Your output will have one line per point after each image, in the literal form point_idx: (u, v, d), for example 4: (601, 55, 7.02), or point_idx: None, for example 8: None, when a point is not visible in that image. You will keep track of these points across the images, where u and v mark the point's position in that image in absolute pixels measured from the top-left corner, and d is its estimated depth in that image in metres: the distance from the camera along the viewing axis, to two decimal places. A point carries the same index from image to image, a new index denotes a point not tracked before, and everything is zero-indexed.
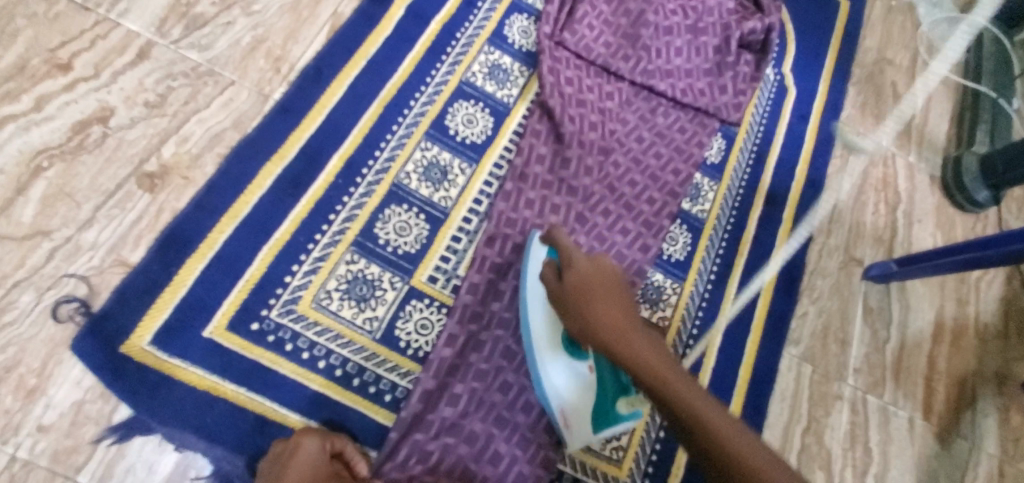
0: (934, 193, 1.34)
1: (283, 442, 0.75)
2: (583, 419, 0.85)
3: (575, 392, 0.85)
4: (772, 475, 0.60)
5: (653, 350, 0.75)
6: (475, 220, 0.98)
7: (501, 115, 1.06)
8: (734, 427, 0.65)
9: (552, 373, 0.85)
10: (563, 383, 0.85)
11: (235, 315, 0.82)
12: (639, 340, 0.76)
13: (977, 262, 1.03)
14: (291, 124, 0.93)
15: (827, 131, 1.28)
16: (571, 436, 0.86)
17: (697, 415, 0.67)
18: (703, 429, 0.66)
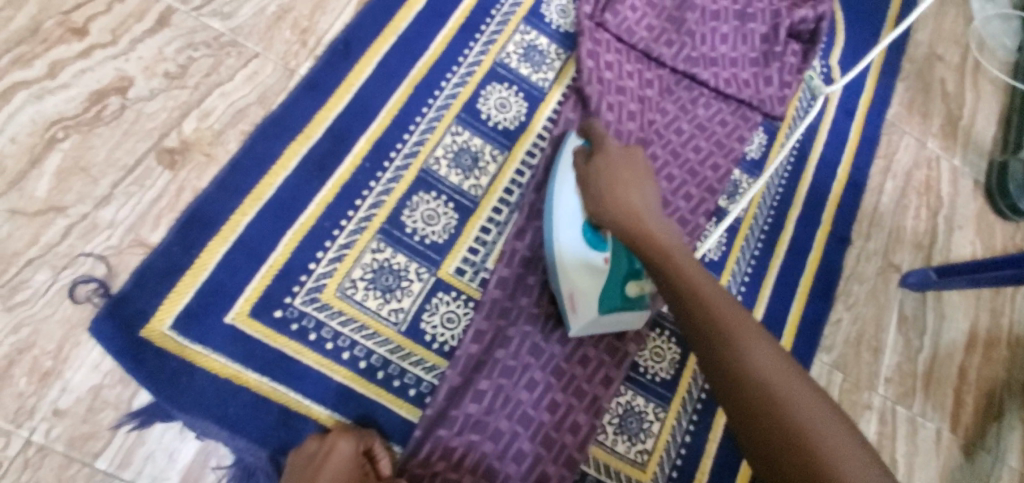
0: (976, 198, 1.29)
1: (319, 441, 0.75)
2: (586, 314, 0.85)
3: (586, 275, 0.85)
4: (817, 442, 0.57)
5: (671, 245, 0.76)
6: (506, 211, 0.93)
7: (536, 99, 1.00)
8: (743, 327, 0.67)
9: (564, 251, 0.86)
10: (574, 265, 0.85)
11: (257, 302, 0.79)
12: (658, 228, 0.79)
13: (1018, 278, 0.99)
14: (317, 102, 0.89)
15: (872, 129, 1.22)
16: (575, 320, 0.86)
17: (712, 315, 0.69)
18: (714, 331, 0.68)
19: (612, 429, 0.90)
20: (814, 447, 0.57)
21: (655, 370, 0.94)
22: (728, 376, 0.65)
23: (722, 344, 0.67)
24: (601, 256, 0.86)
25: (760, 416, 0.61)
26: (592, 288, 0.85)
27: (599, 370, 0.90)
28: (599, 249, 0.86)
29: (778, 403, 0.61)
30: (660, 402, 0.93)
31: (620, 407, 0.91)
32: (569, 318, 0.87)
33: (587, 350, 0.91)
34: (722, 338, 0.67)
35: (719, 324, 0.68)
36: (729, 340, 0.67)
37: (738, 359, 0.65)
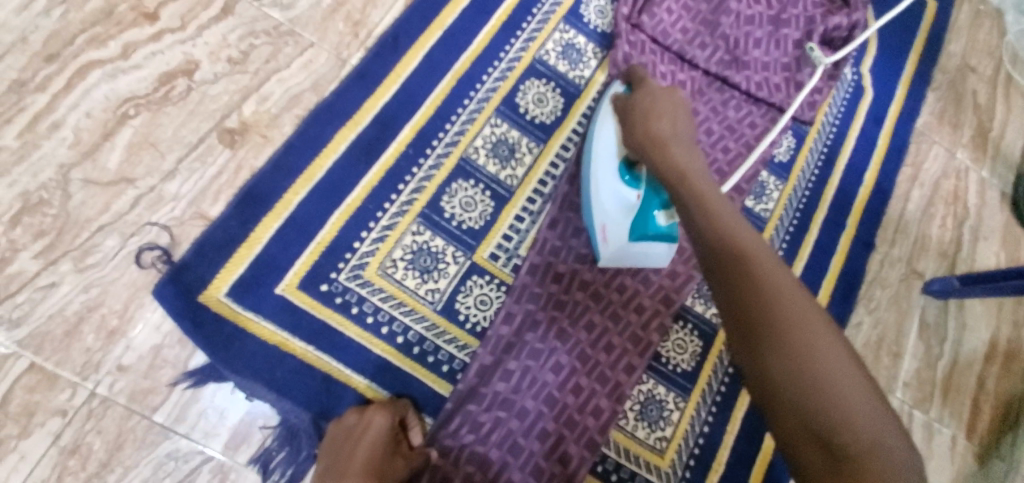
0: (1004, 210, 1.29)
1: (356, 415, 0.79)
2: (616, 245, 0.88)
3: (616, 205, 0.88)
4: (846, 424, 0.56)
5: (722, 208, 0.74)
6: (539, 201, 0.98)
7: (572, 96, 1.04)
8: (829, 349, 0.61)
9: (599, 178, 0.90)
10: (604, 189, 0.89)
11: (305, 276, 0.85)
12: (722, 207, 0.75)
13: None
14: (366, 90, 0.94)
15: (901, 137, 1.24)
16: (605, 249, 0.91)
17: (789, 325, 0.63)
18: (788, 344, 0.61)
19: (633, 416, 0.93)
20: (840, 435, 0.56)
21: (676, 361, 0.97)
22: (800, 398, 0.59)
23: (796, 361, 0.61)
24: (633, 192, 0.87)
25: (835, 447, 0.56)
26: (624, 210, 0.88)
27: (623, 358, 0.94)
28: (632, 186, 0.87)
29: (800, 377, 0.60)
30: (680, 392, 0.96)
31: (642, 395, 0.94)
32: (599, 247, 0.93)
33: (613, 338, 0.94)
34: (800, 354, 0.61)
35: (799, 340, 0.62)
36: (812, 356, 0.60)
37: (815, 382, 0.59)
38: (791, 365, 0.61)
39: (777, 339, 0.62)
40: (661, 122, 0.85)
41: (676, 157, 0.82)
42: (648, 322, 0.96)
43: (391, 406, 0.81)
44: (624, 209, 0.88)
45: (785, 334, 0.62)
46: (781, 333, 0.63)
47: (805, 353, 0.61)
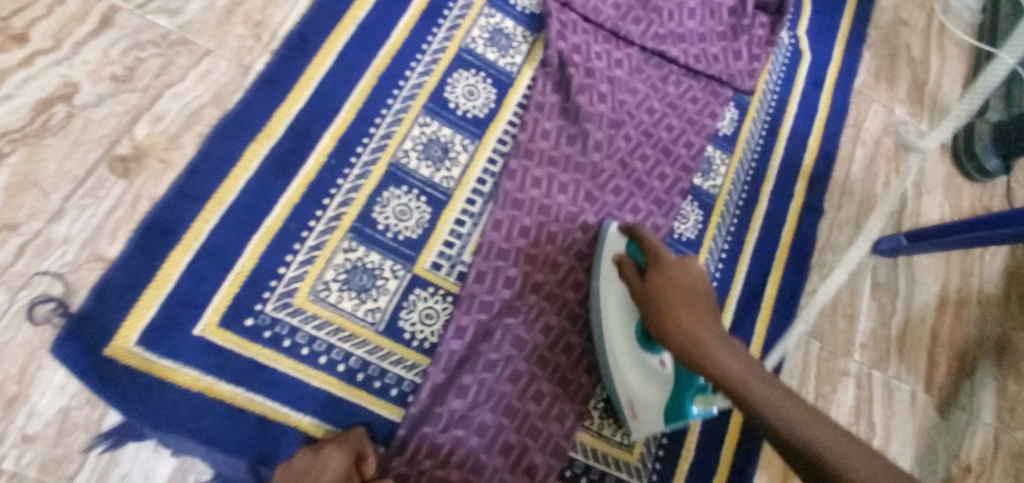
0: (944, 162, 1.31)
1: (310, 456, 0.73)
2: (633, 353, 0.85)
3: (642, 379, 0.85)
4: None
5: (699, 311, 0.78)
6: (479, 202, 0.92)
7: (504, 85, 0.98)
8: (869, 458, 0.60)
9: (620, 369, 0.86)
10: (631, 376, 0.86)
11: (227, 311, 0.77)
12: (713, 335, 0.76)
13: (983, 241, 1.01)
14: (276, 99, 0.85)
15: (841, 98, 1.23)
16: (636, 426, 0.87)
17: (819, 440, 0.63)
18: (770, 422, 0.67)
19: (598, 413, 0.91)
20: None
21: None
22: None
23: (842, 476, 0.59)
24: (657, 359, 0.84)
25: None
26: (640, 357, 0.85)
27: (583, 357, 0.91)
28: (656, 351, 0.84)
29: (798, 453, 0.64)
30: None
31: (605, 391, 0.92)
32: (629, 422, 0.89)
33: (570, 338, 0.91)
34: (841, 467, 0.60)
35: (835, 453, 0.61)
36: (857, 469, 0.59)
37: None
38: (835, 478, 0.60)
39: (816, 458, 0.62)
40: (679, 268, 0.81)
41: (677, 308, 0.78)
42: None
43: (343, 442, 0.75)
44: (653, 417, 0.84)
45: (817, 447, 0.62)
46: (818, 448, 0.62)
47: (843, 462, 0.60)
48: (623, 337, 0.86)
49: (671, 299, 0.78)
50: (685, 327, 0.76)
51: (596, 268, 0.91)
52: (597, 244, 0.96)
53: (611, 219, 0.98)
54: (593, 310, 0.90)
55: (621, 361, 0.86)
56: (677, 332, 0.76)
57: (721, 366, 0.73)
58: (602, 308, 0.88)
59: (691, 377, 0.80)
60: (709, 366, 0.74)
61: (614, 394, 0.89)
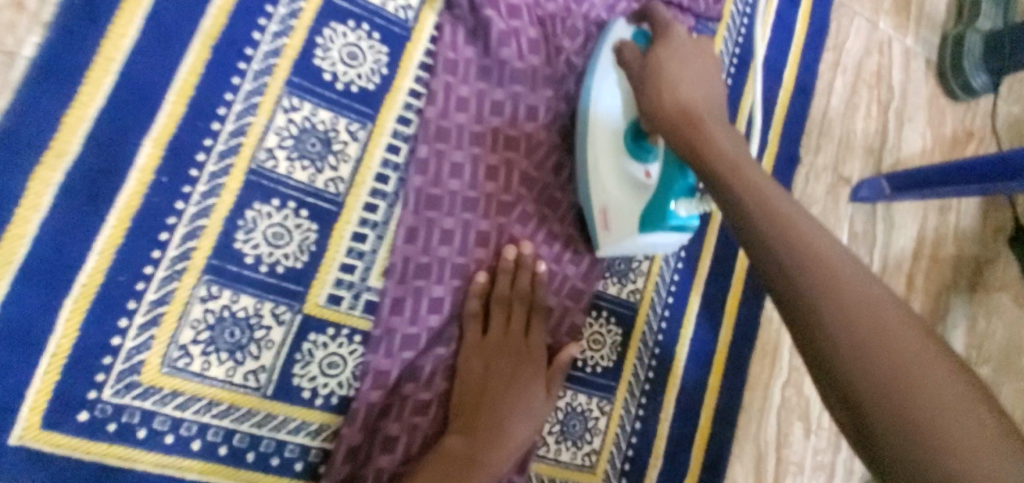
0: (928, 83, 1.15)
1: None
2: (617, 156, 0.73)
3: (619, 180, 0.73)
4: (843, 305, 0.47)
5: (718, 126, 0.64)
6: (383, 207, 0.71)
7: (399, 40, 0.72)
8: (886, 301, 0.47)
9: (595, 164, 0.74)
10: (611, 179, 0.73)
11: (47, 409, 0.57)
12: (726, 136, 0.63)
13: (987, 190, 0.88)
14: (63, 97, 0.58)
15: (820, 16, 1.03)
16: (606, 239, 0.75)
17: (843, 283, 0.49)
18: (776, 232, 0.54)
19: (554, 439, 0.78)
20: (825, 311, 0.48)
21: (594, 360, 0.81)
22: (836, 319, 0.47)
23: (861, 336, 0.45)
24: (644, 170, 0.73)
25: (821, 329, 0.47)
26: (623, 163, 0.73)
27: None
28: (644, 160, 0.73)
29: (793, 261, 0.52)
30: (604, 394, 0.82)
31: (560, 412, 0.79)
32: (598, 236, 0.77)
33: None
34: (862, 320, 0.46)
35: (857, 301, 0.47)
36: (884, 326, 0.46)
37: (891, 354, 0.44)
38: (848, 336, 0.46)
39: (837, 296, 0.48)
40: (691, 66, 0.68)
41: (690, 102, 0.65)
42: (558, 326, 0.79)
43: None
44: (630, 192, 0.73)
45: (841, 289, 0.48)
46: (841, 287, 0.48)
47: (869, 321, 0.46)
48: (609, 147, 0.73)
49: (682, 112, 0.65)
50: (692, 116, 0.64)
51: (586, 80, 0.76)
52: (540, 238, 0.78)
53: (556, 203, 0.79)
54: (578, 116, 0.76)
55: (603, 166, 0.73)
56: (690, 128, 0.63)
57: (737, 174, 0.59)
58: (592, 104, 0.74)
59: (682, 170, 0.69)
60: (722, 168, 0.60)
61: (586, 199, 0.76)
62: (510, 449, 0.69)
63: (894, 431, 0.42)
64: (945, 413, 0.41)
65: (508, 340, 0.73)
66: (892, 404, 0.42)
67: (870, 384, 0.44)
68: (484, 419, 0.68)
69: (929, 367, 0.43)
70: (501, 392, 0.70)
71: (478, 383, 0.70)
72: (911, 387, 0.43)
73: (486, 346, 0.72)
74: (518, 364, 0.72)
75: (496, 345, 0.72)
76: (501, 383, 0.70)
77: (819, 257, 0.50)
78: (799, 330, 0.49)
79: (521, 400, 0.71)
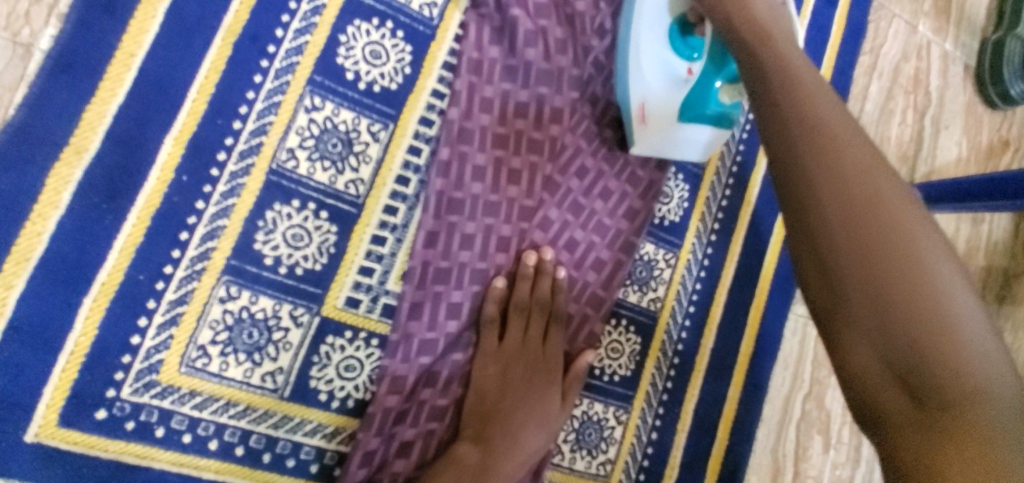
0: (966, 89, 1.10)
1: None
2: (659, 51, 0.71)
3: (659, 73, 0.71)
4: (843, 186, 0.49)
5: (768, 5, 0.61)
6: (403, 209, 0.69)
7: (423, 39, 0.71)
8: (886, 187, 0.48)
9: (636, 56, 0.72)
10: (650, 74, 0.71)
11: (67, 406, 0.57)
12: (772, 15, 0.60)
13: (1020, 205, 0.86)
14: (80, 93, 0.58)
15: (856, 18, 0.99)
16: (641, 136, 0.75)
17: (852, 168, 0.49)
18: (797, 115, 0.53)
19: (569, 447, 0.77)
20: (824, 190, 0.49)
21: (612, 369, 0.80)
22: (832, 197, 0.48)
23: (860, 220, 0.47)
24: (686, 66, 0.70)
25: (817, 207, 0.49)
26: (664, 54, 0.70)
27: None
28: (688, 57, 0.70)
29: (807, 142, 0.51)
30: (621, 404, 0.80)
31: (576, 421, 0.78)
32: (632, 132, 0.76)
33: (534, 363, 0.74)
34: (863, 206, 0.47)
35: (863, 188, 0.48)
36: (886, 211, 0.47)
37: (887, 239, 0.46)
38: (847, 219, 0.47)
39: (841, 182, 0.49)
40: None
41: None
42: (576, 334, 0.78)
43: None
44: (670, 86, 0.71)
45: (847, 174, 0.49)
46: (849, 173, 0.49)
47: (870, 208, 0.47)
48: (654, 37, 0.70)
49: None
50: None
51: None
52: (561, 244, 0.77)
53: (578, 208, 0.78)
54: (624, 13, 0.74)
55: (646, 57, 0.71)
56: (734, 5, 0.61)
57: (772, 54, 0.58)
58: None
59: (725, 59, 0.67)
60: (758, 48, 0.58)
61: (623, 95, 0.75)
62: (522, 458, 0.69)
63: (874, 310, 0.45)
64: (928, 296, 0.44)
65: (526, 349, 0.72)
66: (877, 286, 0.45)
67: (858, 267, 0.46)
68: (498, 427, 0.68)
69: (924, 251, 0.45)
70: (517, 401, 0.69)
71: (493, 390, 0.69)
72: (899, 270, 0.45)
73: (505, 355, 0.71)
74: (534, 375, 0.71)
75: (514, 353, 0.71)
76: (518, 393, 0.70)
77: (831, 133, 0.51)
78: (796, 205, 0.51)
79: (538, 411, 0.70)
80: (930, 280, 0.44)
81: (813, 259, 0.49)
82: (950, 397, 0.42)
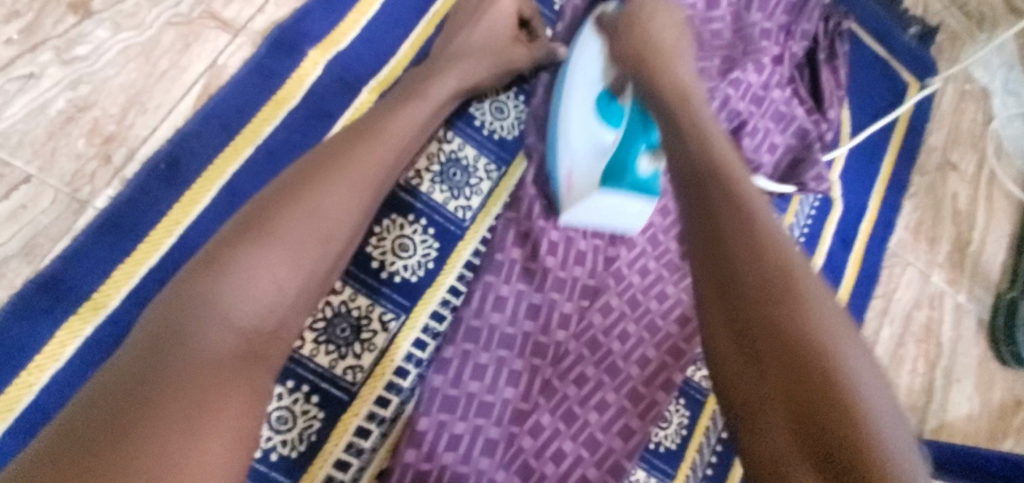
0: (979, 343, 1.10)
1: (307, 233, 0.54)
2: (592, 188, 0.73)
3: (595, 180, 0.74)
4: (780, 294, 0.44)
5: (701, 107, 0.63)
6: (395, 403, 0.68)
7: (451, 237, 0.74)
8: (796, 286, 0.45)
9: (565, 125, 0.74)
10: (575, 133, 0.74)
11: None
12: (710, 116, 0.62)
13: None
14: (117, 251, 0.61)
15: (872, 262, 1.02)
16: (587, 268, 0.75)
17: (745, 197, 0.51)
18: (723, 192, 0.51)
19: None
20: (754, 287, 0.46)
21: None
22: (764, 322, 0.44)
23: (776, 316, 0.44)
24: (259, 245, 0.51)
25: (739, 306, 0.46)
26: (591, 121, 0.74)
27: None
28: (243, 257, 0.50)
29: (733, 208, 0.50)
30: None
31: None
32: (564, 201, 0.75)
33: None
34: (730, 200, 0.50)
35: (778, 273, 0.46)
36: (687, 116, 0.61)
37: (785, 300, 0.44)
38: (764, 299, 0.45)
39: (712, 175, 0.53)
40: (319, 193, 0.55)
41: (327, 183, 0.56)
42: None
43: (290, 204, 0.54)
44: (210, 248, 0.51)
45: (735, 204, 0.50)
46: (720, 169, 0.53)
47: (796, 330, 0.43)
48: (586, 126, 0.74)
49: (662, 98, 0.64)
50: (700, 130, 0.59)
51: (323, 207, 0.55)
52: (547, 456, 0.73)
53: (573, 417, 0.74)
54: (555, 105, 0.76)
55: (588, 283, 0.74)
56: (698, 138, 0.57)
57: (697, 136, 0.58)
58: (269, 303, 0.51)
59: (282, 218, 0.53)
60: (690, 136, 0.58)
61: (553, 165, 0.76)
62: (251, 331, 0.50)
63: (773, 330, 0.43)
64: (797, 282, 0.45)
65: (358, 151, 0.59)
66: (780, 319, 0.43)
67: (774, 339, 0.43)
68: (121, 412, 0.42)
69: (797, 273, 0.46)
70: (230, 298, 0.49)
71: (162, 335, 0.46)
72: (796, 323, 0.43)
73: (286, 215, 0.53)
74: (289, 256, 0.52)
75: (280, 257, 0.52)
76: (351, 176, 0.58)
77: (751, 224, 0.48)
78: (726, 297, 0.47)
79: (358, 176, 0.58)
80: (795, 271, 0.46)
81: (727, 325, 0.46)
82: (798, 339, 0.42)
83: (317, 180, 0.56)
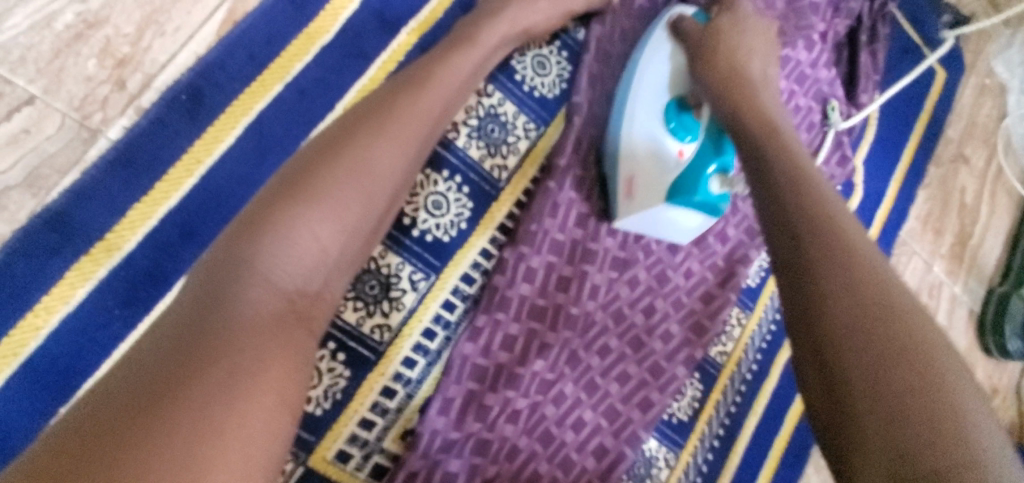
0: (968, 332, 1.14)
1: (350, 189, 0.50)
2: (654, 190, 0.69)
3: (653, 148, 0.70)
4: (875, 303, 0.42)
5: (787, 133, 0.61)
6: (421, 365, 0.67)
7: (486, 198, 0.71)
8: (892, 302, 0.42)
9: (631, 139, 0.70)
10: (642, 143, 0.70)
11: None
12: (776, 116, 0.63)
13: None
14: (132, 189, 0.55)
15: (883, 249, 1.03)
16: (626, 207, 0.71)
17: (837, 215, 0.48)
18: (826, 222, 0.48)
19: None
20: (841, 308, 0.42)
21: None
22: (850, 329, 0.41)
23: (876, 327, 0.40)
24: (306, 200, 0.48)
25: (818, 317, 0.43)
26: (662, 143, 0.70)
27: None
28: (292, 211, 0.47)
29: (824, 241, 0.46)
30: None
31: None
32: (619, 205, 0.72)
33: None
34: (837, 257, 0.45)
35: (884, 325, 0.40)
36: (777, 140, 0.58)
37: (886, 321, 0.41)
38: (861, 325, 0.41)
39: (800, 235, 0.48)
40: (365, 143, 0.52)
41: (374, 137, 0.52)
42: None
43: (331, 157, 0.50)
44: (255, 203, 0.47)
45: (817, 215, 0.48)
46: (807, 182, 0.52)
47: (899, 342, 0.40)
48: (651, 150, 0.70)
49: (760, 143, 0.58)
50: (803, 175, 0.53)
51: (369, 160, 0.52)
52: (567, 423, 0.72)
53: (595, 389, 0.74)
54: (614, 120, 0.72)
55: (636, 200, 0.70)
56: (799, 189, 0.52)
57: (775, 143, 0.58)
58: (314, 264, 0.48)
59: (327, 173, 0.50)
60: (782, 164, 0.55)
61: (611, 166, 0.73)
62: (296, 293, 0.46)
63: (863, 335, 0.40)
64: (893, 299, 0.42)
65: (403, 103, 0.55)
66: (873, 328, 0.40)
67: (864, 340, 0.40)
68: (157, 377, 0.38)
69: (896, 292, 0.42)
70: (278, 256, 0.45)
71: (207, 294, 0.42)
72: (893, 333, 0.40)
73: (330, 168, 0.49)
74: (336, 213, 0.49)
75: (327, 214, 0.48)
76: (399, 126, 0.54)
77: (858, 278, 0.43)
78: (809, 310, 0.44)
79: (405, 129, 0.54)
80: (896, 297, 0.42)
81: (839, 315, 0.42)
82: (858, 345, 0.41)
83: (364, 132, 0.52)
